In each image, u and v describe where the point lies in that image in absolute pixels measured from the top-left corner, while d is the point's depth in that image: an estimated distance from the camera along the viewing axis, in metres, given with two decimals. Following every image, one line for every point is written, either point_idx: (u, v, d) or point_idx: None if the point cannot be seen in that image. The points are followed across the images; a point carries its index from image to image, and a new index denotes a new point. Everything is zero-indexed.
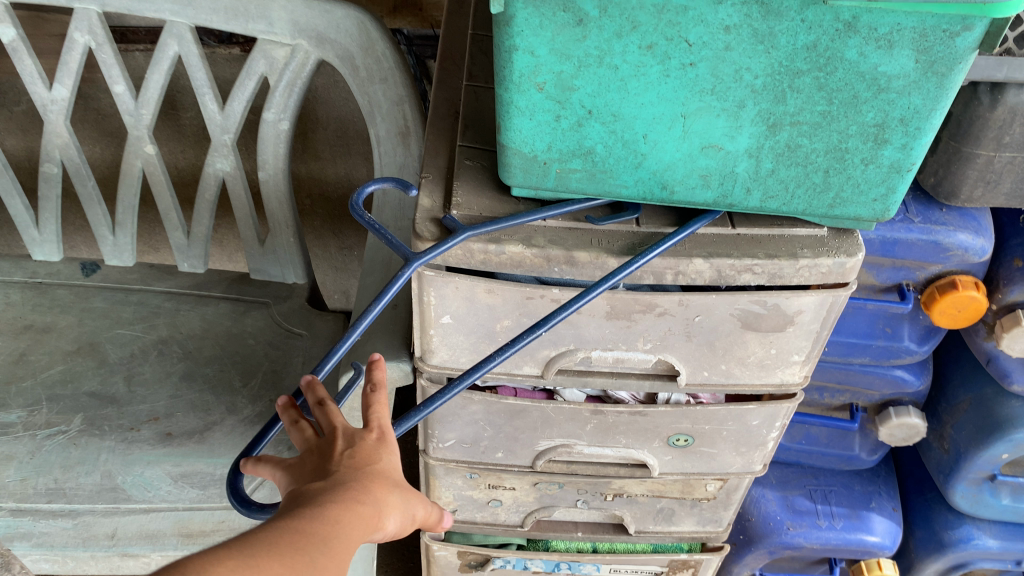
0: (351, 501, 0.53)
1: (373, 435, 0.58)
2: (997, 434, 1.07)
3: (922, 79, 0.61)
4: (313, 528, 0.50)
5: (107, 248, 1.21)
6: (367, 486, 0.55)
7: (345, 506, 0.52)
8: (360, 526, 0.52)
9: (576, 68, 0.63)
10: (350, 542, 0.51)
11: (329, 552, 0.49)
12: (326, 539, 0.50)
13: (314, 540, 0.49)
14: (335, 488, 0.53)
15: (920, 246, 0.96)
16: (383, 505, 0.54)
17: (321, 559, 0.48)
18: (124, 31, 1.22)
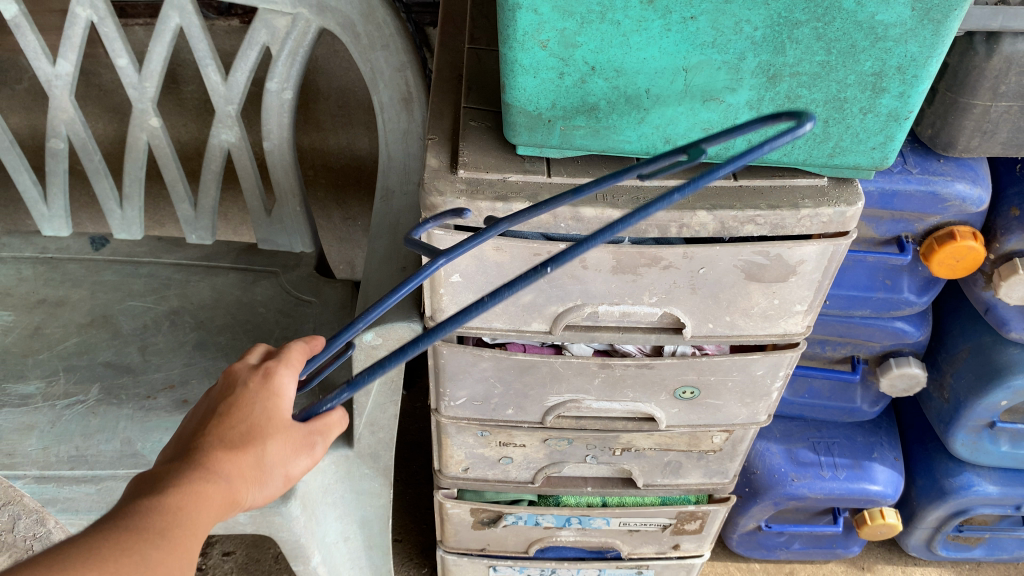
0: (198, 484, 0.57)
1: (257, 377, 0.67)
2: (995, 382, 1.09)
3: (918, 26, 0.62)
4: (150, 520, 0.52)
5: (115, 222, 1.23)
6: (220, 464, 0.59)
7: (184, 489, 0.56)
8: (204, 502, 0.56)
9: (579, 25, 0.64)
10: (194, 525, 0.54)
11: (167, 537, 0.52)
12: (167, 522, 0.53)
13: (151, 531, 0.51)
14: (185, 471, 0.58)
15: (919, 197, 0.97)
16: (232, 479, 0.59)
17: (154, 553, 0.50)
18: (122, 6, 1.23)
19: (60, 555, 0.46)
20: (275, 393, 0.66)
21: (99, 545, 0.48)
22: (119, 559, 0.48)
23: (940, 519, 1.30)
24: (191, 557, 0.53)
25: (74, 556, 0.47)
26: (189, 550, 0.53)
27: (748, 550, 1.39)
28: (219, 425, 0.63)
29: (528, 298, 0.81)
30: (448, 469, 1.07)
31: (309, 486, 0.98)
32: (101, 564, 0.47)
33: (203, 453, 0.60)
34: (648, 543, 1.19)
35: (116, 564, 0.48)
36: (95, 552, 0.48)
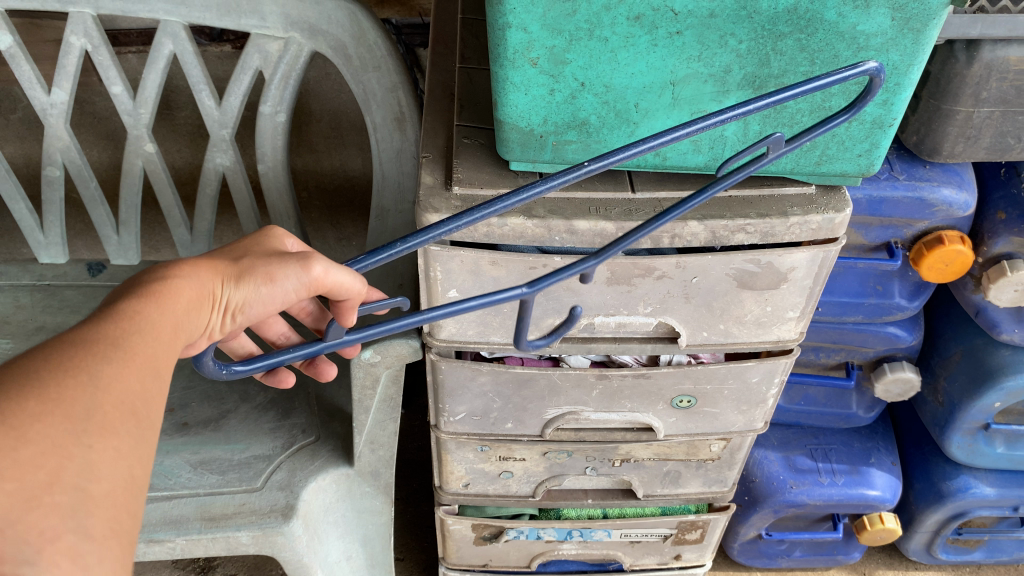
0: (158, 280, 0.54)
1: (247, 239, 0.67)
2: (988, 384, 1.10)
3: (899, 35, 0.64)
4: (101, 330, 0.47)
5: (112, 248, 1.23)
6: (188, 263, 0.57)
7: (142, 288, 0.52)
8: (167, 300, 0.53)
9: (568, 42, 0.66)
10: (151, 323, 0.50)
11: (121, 348, 0.47)
12: (122, 330, 0.48)
13: (103, 342, 0.47)
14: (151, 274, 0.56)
15: (906, 203, 0.99)
16: (204, 276, 0.57)
17: (104, 371, 0.45)
18: (115, 34, 1.24)
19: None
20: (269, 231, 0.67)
21: (41, 366, 0.43)
22: (62, 382, 0.43)
23: (939, 523, 1.31)
24: (154, 360, 0.49)
25: (3, 381, 0.41)
26: (148, 357, 0.48)
27: (750, 560, 1.40)
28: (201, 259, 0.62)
29: (524, 312, 0.82)
30: (449, 485, 1.07)
31: (310, 505, 0.98)
32: (38, 390, 0.42)
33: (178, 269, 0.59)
34: (650, 553, 1.20)
35: (59, 391, 0.42)
36: (33, 377, 0.42)
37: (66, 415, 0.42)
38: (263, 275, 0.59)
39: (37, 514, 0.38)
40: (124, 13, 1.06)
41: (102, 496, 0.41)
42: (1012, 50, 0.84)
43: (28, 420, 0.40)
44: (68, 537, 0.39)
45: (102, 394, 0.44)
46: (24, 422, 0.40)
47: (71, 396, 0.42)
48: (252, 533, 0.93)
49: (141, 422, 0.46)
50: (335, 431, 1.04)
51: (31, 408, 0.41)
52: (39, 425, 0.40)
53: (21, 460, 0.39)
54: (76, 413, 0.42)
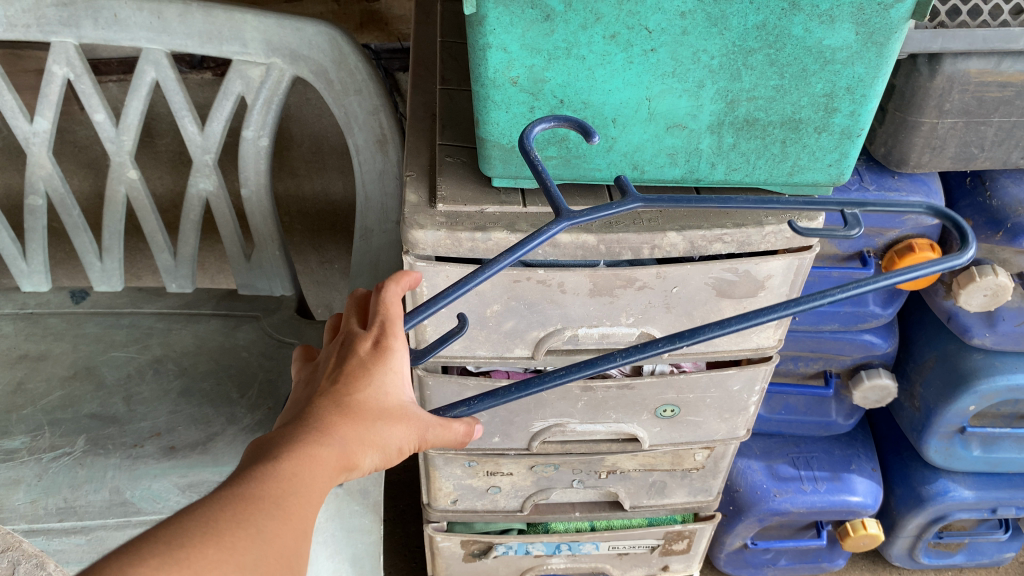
0: (307, 446, 0.54)
1: (370, 347, 0.62)
2: (962, 388, 1.13)
3: (863, 49, 0.67)
4: (262, 487, 0.49)
5: (96, 274, 1.24)
6: (333, 428, 0.56)
7: (292, 457, 0.52)
8: (317, 471, 0.52)
9: (547, 61, 0.68)
10: (308, 490, 0.51)
11: (281, 506, 0.48)
12: (282, 489, 0.49)
13: (265, 499, 0.48)
14: (298, 432, 0.55)
15: (877, 212, 1.02)
16: (347, 450, 0.56)
17: (270, 524, 0.47)
18: (95, 64, 1.25)
19: (176, 530, 0.44)
20: (392, 361, 0.62)
21: (217, 514, 0.46)
22: (236, 532, 0.45)
23: (920, 527, 1.33)
24: (307, 524, 0.50)
25: (189, 527, 0.44)
26: (305, 519, 0.49)
27: (736, 569, 1.42)
28: (332, 387, 0.60)
29: (509, 325, 0.84)
30: (437, 502, 1.08)
31: None
32: (219, 538, 0.44)
33: (319, 415, 0.57)
34: (638, 565, 1.21)
35: (234, 539, 0.45)
36: (213, 527, 0.45)
37: (239, 562, 0.44)
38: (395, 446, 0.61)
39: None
40: (106, 42, 1.07)
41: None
42: (972, 62, 0.88)
43: (209, 564, 0.43)
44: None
45: (267, 547, 0.46)
46: (206, 566, 0.42)
47: (243, 546, 0.45)
48: None
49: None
50: None
51: (212, 554, 0.43)
52: (218, 571, 0.43)
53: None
54: (247, 562, 0.44)
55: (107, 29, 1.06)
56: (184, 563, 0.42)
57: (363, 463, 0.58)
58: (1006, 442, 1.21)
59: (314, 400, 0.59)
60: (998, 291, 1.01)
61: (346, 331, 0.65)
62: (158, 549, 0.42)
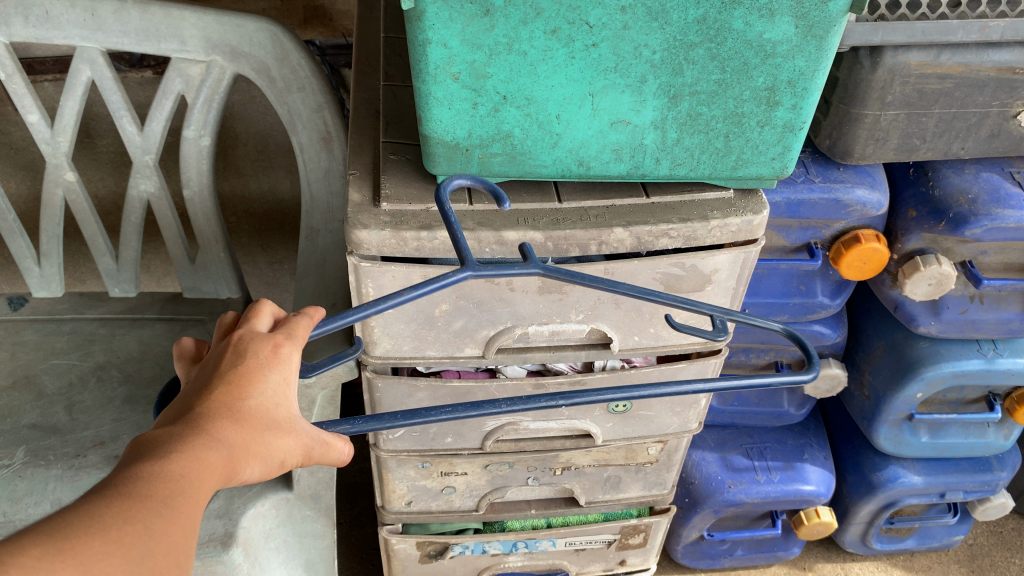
0: (199, 446, 0.48)
1: (267, 351, 0.58)
2: (910, 375, 1.15)
3: (803, 42, 0.67)
4: (151, 482, 0.44)
5: (34, 280, 1.21)
6: (223, 433, 0.50)
7: (185, 459, 0.47)
8: (208, 471, 0.48)
9: (488, 57, 0.67)
10: (202, 490, 0.47)
11: (171, 504, 0.44)
12: (171, 486, 0.45)
13: (153, 497, 0.43)
14: (184, 431, 0.50)
15: (823, 204, 1.02)
16: (235, 453, 0.50)
17: (159, 523, 0.43)
18: (29, 63, 1.21)
19: (55, 523, 0.40)
20: (285, 371, 0.58)
21: (100, 506, 0.41)
22: (122, 527, 0.41)
23: (872, 513, 1.36)
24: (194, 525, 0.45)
25: (68, 522, 0.40)
26: (193, 519, 0.45)
27: (693, 561, 1.43)
28: (224, 388, 0.54)
29: (459, 324, 0.83)
30: (392, 504, 1.07)
31: (250, 532, 0.96)
32: (104, 533, 0.40)
33: (209, 417, 0.51)
34: (596, 560, 1.21)
35: (120, 534, 0.41)
36: (97, 521, 0.41)
37: (124, 559, 0.40)
38: (278, 460, 0.55)
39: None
40: (37, 40, 1.04)
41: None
42: (912, 55, 0.89)
43: (93, 560, 0.39)
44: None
45: (157, 542, 0.42)
46: (89, 564, 0.39)
47: (131, 542, 0.41)
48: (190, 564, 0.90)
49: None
50: None
51: (96, 548, 0.39)
52: (102, 567, 0.39)
53: None
54: (134, 559, 0.40)
55: (38, 27, 1.02)
56: (65, 559, 0.38)
57: (245, 475, 0.52)
58: (953, 427, 1.24)
59: (198, 403, 0.53)
60: (941, 280, 1.02)
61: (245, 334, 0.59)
62: (38, 541, 0.38)
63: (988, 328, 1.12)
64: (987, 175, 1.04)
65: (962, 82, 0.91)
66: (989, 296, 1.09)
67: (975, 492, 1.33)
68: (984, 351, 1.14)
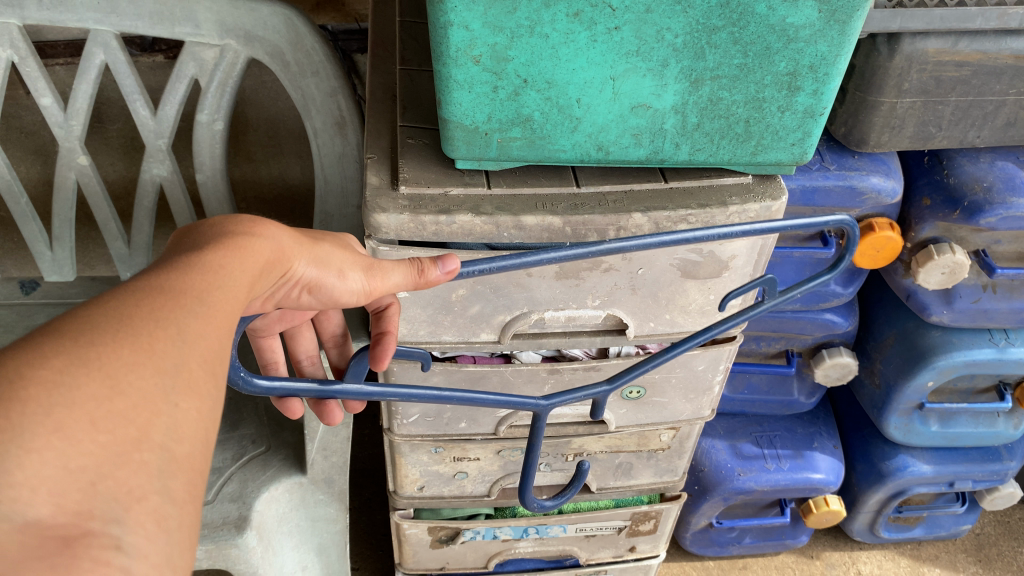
0: (241, 244, 0.53)
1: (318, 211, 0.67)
2: (921, 364, 1.15)
3: (826, 27, 0.67)
4: (185, 281, 0.46)
5: (46, 265, 1.21)
6: (274, 229, 0.57)
7: (226, 245, 0.52)
8: (248, 265, 0.52)
9: (510, 40, 0.67)
10: (237, 284, 0.49)
11: (205, 302, 0.46)
12: (206, 283, 0.47)
13: (188, 295, 0.45)
14: (228, 231, 0.54)
15: (838, 192, 1.02)
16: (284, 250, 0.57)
17: (191, 326, 0.44)
18: (41, 46, 1.21)
19: (84, 325, 0.40)
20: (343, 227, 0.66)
21: (132, 307, 0.42)
22: (152, 333, 0.41)
23: (880, 502, 1.36)
24: (231, 319, 0.47)
25: (95, 323, 0.40)
26: (230, 313, 0.47)
27: (701, 549, 1.43)
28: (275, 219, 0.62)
29: (475, 310, 0.83)
30: (404, 489, 1.07)
31: (264, 515, 0.96)
32: (133, 338, 0.41)
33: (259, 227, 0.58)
34: (606, 547, 1.21)
35: (151, 341, 0.41)
36: (126, 323, 0.41)
37: (157, 368, 0.40)
38: (337, 266, 0.60)
39: (127, 470, 0.37)
40: (51, 23, 1.03)
41: (184, 458, 0.40)
42: (930, 42, 0.88)
43: (123, 369, 0.39)
44: (154, 499, 0.37)
45: (189, 348, 0.43)
46: (117, 371, 0.39)
47: (161, 349, 0.41)
48: (204, 547, 0.91)
49: (219, 382, 0.44)
50: (286, 440, 1.02)
51: (125, 357, 0.39)
52: (133, 376, 0.39)
53: (112, 414, 0.37)
54: (166, 368, 0.41)
55: (52, 10, 1.02)
56: (92, 369, 0.38)
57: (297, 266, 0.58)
58: (963, 417, 1.24)
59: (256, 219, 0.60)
60: (955, 268, 1.02)
61: None
62: (64, 347, 0.38)
63: (1000, 317, 1.12)
64: (1002, 163, 1.04)
65: (980, 69, 0.91)
66: (1002, 286, 1.08)
67: (983, 481, 1.33)
68: (996, 341, 1.14)
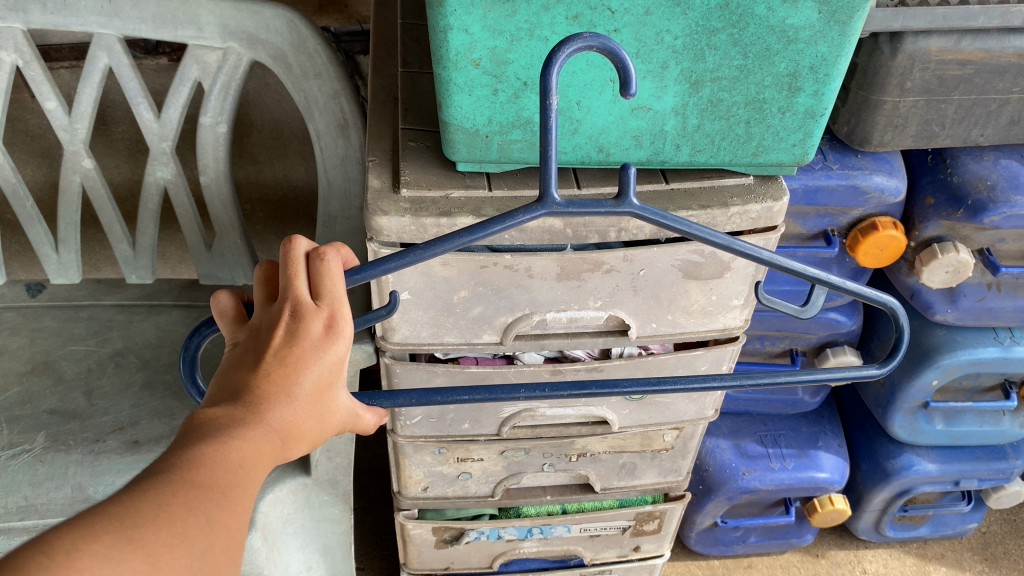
0: (256, 436, 0.52)
1: (320, 330, 0.57)
2: (926, 363, 1.15)
3: (826, 28, 0.66)
4: (213, 471, 0.48)
5: (52, 266, 1.22)
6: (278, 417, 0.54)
7: (241, 443, 0.51)
8: (263, 454, 0.52)
9: (509, 43, 0.67)
10: (253, 480, 0.51)
11: (230, 495, 0.48)
12: (229, 476, 0.49)
13: (215, 488, 0.48)
14: (242, 418, 0.52)
15: (840, 191, 1.02)
16: (285, 435, 0.54)
17: (218, 514, 0.47)
18: (45, 50, 1.22)
19: (129, 511, 0.43)
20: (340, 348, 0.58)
21: (169, 493, 0.45)
22: (187, 519, 0.45)
23: (885, 500, 1.36)
24: (246, 513, 0.50)
25: (140, 505, 0.44)
26: (246, 509, 0.49)
27: (706, 548, 1.44)
28: (279, 370, 0.55)
29: (477, 311, 0.83)
30: (408, 489, 1.07)
31: (268, 517, 0.96)
32: (171, 525, 0.44)
33: (268, 400, 0.54)
34: (610, 546, 1.21)
35: (186, 526, 0.45)
36: (165, 511, 0.44)
37: (188, 551, 0.44)
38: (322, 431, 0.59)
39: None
40: (55, 27, 1.04)
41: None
42: (933, 41, 0.88)
43: (161, 551, 0.43)
44: None
45: (216, 538, 0.46)
46: (157, 553, 0.43)
47: (193, 534, 0.45)
48: None
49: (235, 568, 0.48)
50: None
51: (163, 539, 0.43)
52: (168, 557, 0.43)
53: None
54: (196, 552, 0.45)
55: (56, 14, 1.02)
56: (136, 552, 0.42)
57: (294, 449, 0.56)
58: (968, 415, 1.24)
59: (253, 386, 0.54)
60: (959, 268, 1.02)
61: (291, 296, 0.58)
62: (112, 527, 0.42)
63: (1005, 316, 1.12)
64: (1006, 162, 1.04)
65: (983, 68, 0.90)
66: (1007, 284, 1.08)
67: (989, 480, 1.33)
68: (1001, 339, 1.14)
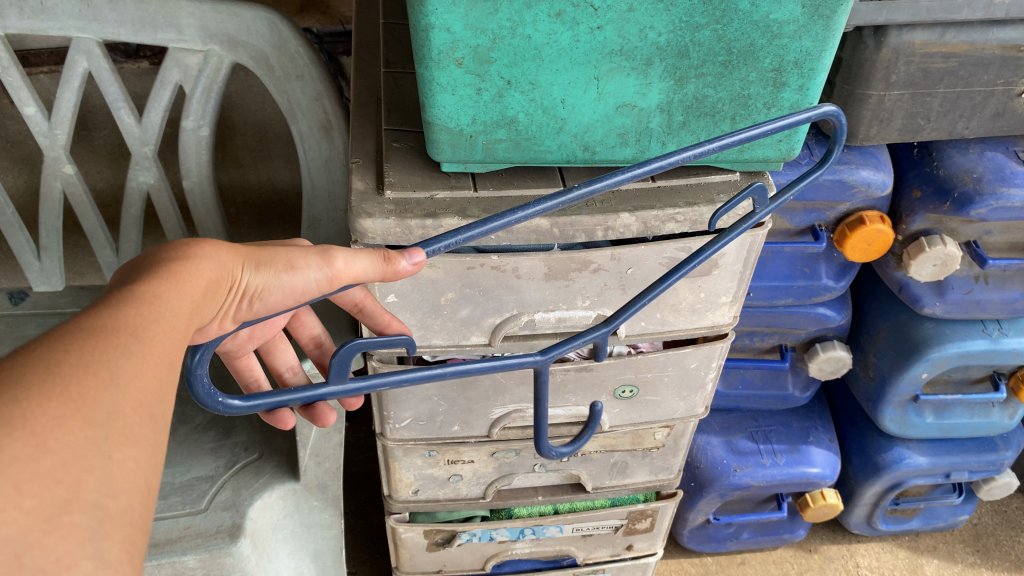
0: (181, 268, 0.50)
1: None
2: (915, 356, 1.15)
3: (809, 22, 0.66)
4: (120, 315, 0.44)
5: (34, 275, 1.21)
6: (207, 249, 0.53)
7: (164, 271, 0.49)
8: (188, 290, 0.49)
9: (492, 41, 0.66)
10: (180, 309, 0.47)
11: (141, 338, 0.43)
12: (142, 316, 0.44)
13: (124, 329, 0.43)
14: (167, 256, 0.51)
15: (827, 186, 1.02)
16: (221, 272, 0.53)
17: (126, 365, 0.41)
18: (25, 55, 1.20)
19: (9, 379, 0.36)
20: None
21: (58, 346, 0.39)
22: (83, 380, 0.39)
23: (877, 494, 1.37)
24: (174, 353, 0.45)
25: (18, 363, 0.37)
26: (170, 344, 0.45)
27: (699, 545, 1.43)
28: None
29: (465, 312, 0.82)
30: (399, 493, 1.07)
31: (257, 523, 0.95)
32: (58, 388, 0.37)
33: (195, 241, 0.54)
34: (603, 546, 1.21)
35: (81, 387, 0.38)
36: (52, 372, 0.38)
37: (87, 418, 0.37)
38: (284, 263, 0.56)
39: (56, 536, 0.33)
40: (33, 31, 1.03)
41: (119, 514, 0.37)
42: (917, 34, 0.88)
43: (50, 425, 0.36)
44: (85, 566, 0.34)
45: (123, 394, 0.40)
46: (43, 426, 0.35)
47: (92, 397, 0.38)
48: (198, 556, 0.90)
49: (157, 425, 0.41)
50: (278, 446, 1.02)
51: (52, 408, 0.36)
52: (60, 429, 0.36)
53: (37, 479, 0.34)
54: (96, 419, 0.38)
55: (33, 18, 1.01)
56: (16, 428, 0.34)
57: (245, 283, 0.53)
58: (958, 408, 1.24)
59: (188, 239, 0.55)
60: (947, 261, 1.02)
61: None
62: None
63: (993, 308, 1.12)
64: (991, 154, 1.04)
65: (967, 60, 0.90)
66: (994, 277, 1.09)
67: (979, 472, 1.33)
68: (989, 331, 1.14)
